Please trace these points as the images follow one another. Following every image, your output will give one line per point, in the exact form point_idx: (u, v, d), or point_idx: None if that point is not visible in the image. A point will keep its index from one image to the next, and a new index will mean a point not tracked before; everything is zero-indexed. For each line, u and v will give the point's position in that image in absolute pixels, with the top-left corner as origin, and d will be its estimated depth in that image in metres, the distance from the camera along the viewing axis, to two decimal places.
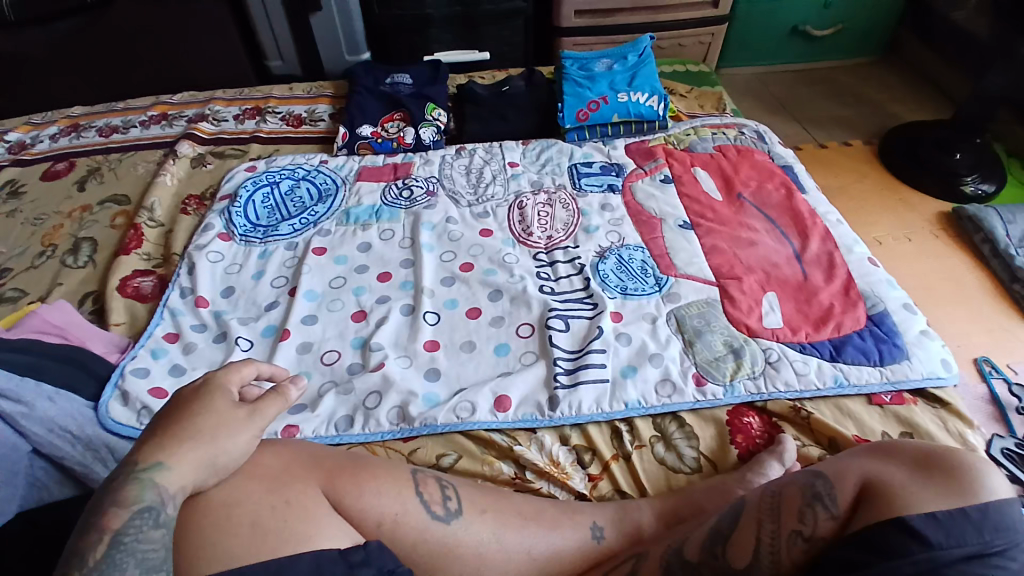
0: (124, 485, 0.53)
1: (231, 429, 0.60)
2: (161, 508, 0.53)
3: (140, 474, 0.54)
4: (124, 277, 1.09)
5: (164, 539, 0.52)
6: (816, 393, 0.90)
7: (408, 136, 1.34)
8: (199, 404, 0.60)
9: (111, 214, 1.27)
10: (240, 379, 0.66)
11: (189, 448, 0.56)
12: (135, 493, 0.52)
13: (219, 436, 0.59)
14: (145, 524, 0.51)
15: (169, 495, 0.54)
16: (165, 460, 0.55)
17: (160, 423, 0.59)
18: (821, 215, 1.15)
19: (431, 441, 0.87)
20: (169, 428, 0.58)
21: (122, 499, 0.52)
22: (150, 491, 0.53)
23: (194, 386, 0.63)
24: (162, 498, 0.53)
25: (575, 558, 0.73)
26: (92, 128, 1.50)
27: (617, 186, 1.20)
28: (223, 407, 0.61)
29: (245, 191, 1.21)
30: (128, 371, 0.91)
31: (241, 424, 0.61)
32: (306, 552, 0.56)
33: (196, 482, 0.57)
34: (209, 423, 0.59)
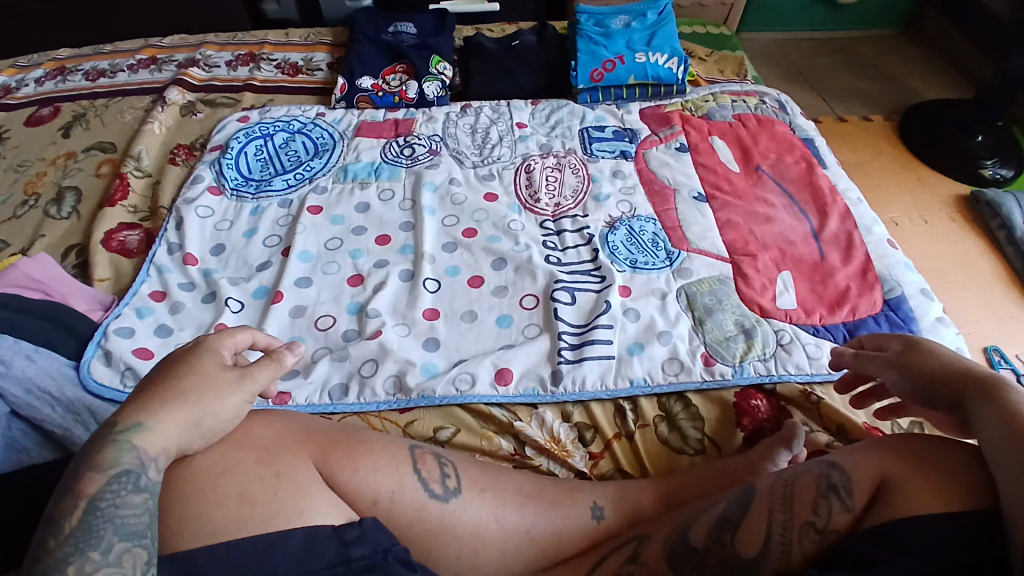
0: (101, 447, 0.49)
1: (222, 391, 0.57)
2: (140, 471, 0.49)
3: (117, 435, 0.50)
4: (109, 231, 1.03)
5: (146, 503, 0.48)
6: (828, 377, 0.87)
7: (411, 90, 1.27)
8: (185, 365, 0.57)
9: (96, 162, 1.20)
10: (234, 346, 0.62)
11: (172, 409, 0.53)
12: (112, 456, 0.49)
13: (206, 397, 0.55)
14: (123, 488, 0.48)
15: (150, 457, 0.50)
16: (145, 420, 0.52)
17: (144, 385, 0.56)
18: (840, 192, 1.11)
19: (428, 413, 0.84)
20: (153, 389, 0.55)
21: (99, 462, 0.48)
22: (128, 453, 0.49)
23: (185, 348, 0.60)
24: (142, 460, 0.50)
25: (574, 538, 0.71)
26: (78, 70, 1.41)
27: (629, 153, 1.15)
28: (211, 367, 0.58)
29: (237, 142, 1.15)
30: (111, 330, 0.87)
31: (231, 386, 0.57)
32: (297, 530, 0.53)
33: (181, 443, 0.53)
34: (195, 384, 0.56)
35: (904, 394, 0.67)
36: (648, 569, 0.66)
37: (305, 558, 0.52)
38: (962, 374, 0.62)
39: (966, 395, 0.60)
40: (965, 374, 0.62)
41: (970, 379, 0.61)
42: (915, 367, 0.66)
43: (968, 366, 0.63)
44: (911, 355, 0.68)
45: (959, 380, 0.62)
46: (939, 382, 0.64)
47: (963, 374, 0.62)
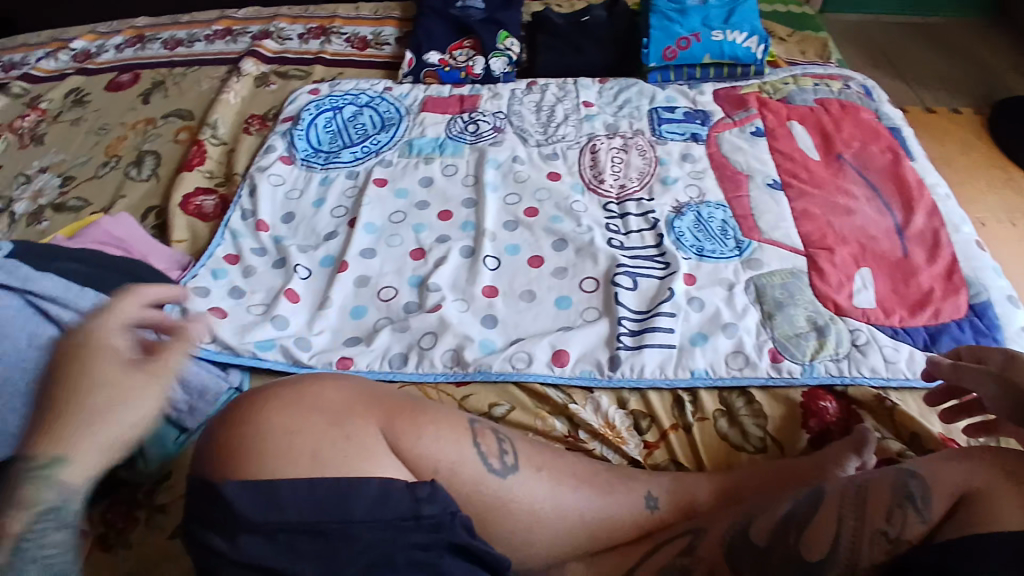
0: (19, 484, 0.49)
1: (132, 401, 0.54)
2: (66, 506, 0.50)
3: (35, 470, 0.49)
4: (186, 194, 1.07)
5: (69, 538, 0.50)
6: (904, 382, 0.82)
7: (477, 65, 1.26)
8: (74, 365, 0.54)
9: (174, 129, 1.25)
10: (119, 320, 0.59)
11: (76, 434, 0.51)
12: (33, 494, 0.48)
13: (115, 412, 0.53)
14: (48, 526, 0.49)
15: (74, 489, 0.50)
16: (59, 452, 0.50)
17: (51, 394, 0.53)
18: (928, 187, 1.03)
19: (484, 389, 0.84)
20: (53, 406, 0.52)
21: (20, 499, 0.48)
22: (51, 490, 0.49)
23: (70, 343, 0.56)
24: (67, 496, 0.50)
25: (627, 525, 0.70)
26: (157, 39, 1.47)
27: (701, 136, 1.10)
28: (110, 368, 0.54)
29: (308, 113, 1.17)
30: (188, 289, 0.91)
31: (139, 390, 0.54)
32: (370, 482, 0.54)
33: (103, 464, 0.53)
34: (103, 400, 0.53)
35: (1001, 411, 0.62)
36: (705, 562, 0.64)
37: (381, 507, 0.53)
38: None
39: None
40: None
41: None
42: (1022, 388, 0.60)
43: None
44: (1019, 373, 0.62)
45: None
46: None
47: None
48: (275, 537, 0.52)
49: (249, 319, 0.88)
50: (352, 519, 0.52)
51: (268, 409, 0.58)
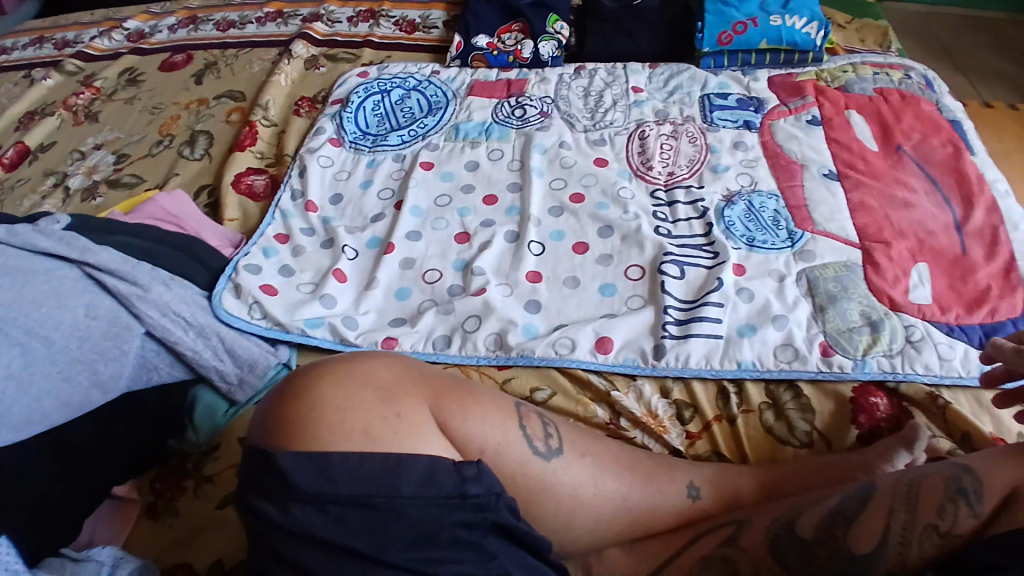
0: None
1: None
2: None
3: None
4: (238, 174, 1.10)
5: None
6: (959, 382, 0.80)
7: (525, 49, 1.25)
8: None
9: (226, 109, 1.28)
10: None
11: None
12: None
13: None
14: None
15: None
16: None
17: None
18: (990, 182, 0.99)
19: (526, 373, 0.85)
20: None
21: None
22: None
23: None
24: None
25: (668, 513, 0.71)
26: (209, 21, 1.50)
27: (754, 124, 1.08)
28: None
29: (357, 96, 1.18)
30: (241, 266, 0.93)
31: None
32: (421, 458, 0.56)
33: None
34: None
35: None
36: (747, 554, 0.64)
37: (429, 485, 0.55)
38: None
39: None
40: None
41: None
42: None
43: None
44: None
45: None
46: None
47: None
48: (327, 508, 0.54)
49: (299, 297, 0.91)
50: (402, 493, 0.54)
51: (324, 385, 0.59)
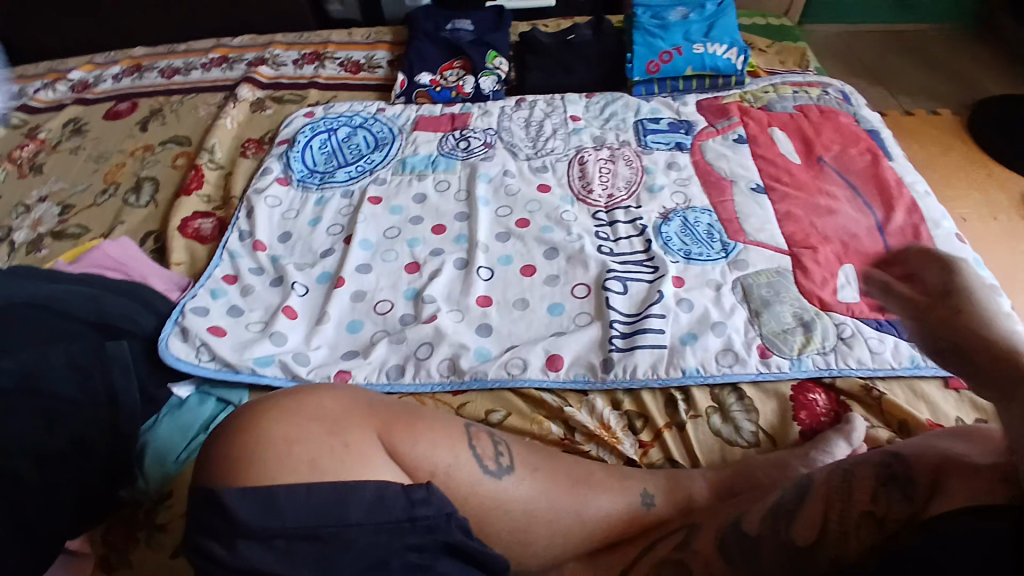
0: None
1: None
2: None
3: None
4: (185, 218, 1.10)
5: None
6: (890, 372, 0.84)
7: (467, 84, 1.30)
8: None
9: (172, 154, 1.29)
10: None
11: None
12: None
13: None
14: None
15: None
16: None
17: None
18: (907, 185, 1.06)
19: (480, 396, 0.86)
20: None
21: None
22: None
23: None
24: None
25: (624, 523, 0.72)
26: (154, 69, 1.51)
27: (685, 145, 1.14)
28: None
29: (304, 136, 1.20)
30: (188, 309, 0.92)
31: None
32: (368, 484, 0.56)
33: None
34: None
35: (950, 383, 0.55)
36: (699, 556, 0.66)
37: (376, 509, 0.55)
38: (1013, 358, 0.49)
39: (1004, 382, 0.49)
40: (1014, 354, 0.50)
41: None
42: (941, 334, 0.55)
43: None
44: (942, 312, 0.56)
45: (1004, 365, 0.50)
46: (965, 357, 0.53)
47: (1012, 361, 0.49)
48: (275, 542, 0.54)
49: (249, 336, 0.90)
50: (350, 521, 0.54)
51: (269, 418, 0.59)
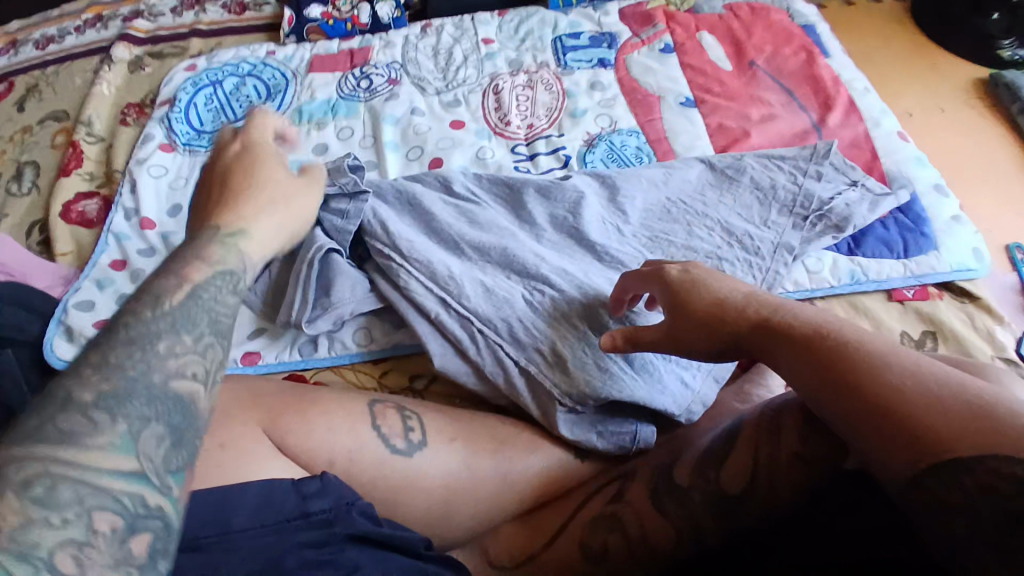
0: None
1: None
2: None
3: None
4: (65, 202, 0.97)
5: None
6: (830, 290, 0.81)
7: (365, 14, 1.15)
8: None
9: (51, 133, 1.09)
10: None
11: None
12: None
13: None
14: None
15: None
16: None
17: None
18: (845, 83, 1.00)
19: (402, 363, 0.81)
20: None
21: None
22: None
23: None
24: None
25: (556, 479, 0.69)
26: (29, 40, 1.24)
27: (608, 61, 1.05)
28: None
29: (186, 93, 1.07)
30: (72, 306, 0.83)
31: None
32: (250, 489, 0.52)
33: None
34: None
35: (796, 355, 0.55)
36: (631, 507, 0.63)
37: (260, 520, 0.51)
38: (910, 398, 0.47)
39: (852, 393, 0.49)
40: (865, 356, 0.51)
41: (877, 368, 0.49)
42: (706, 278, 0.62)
43: (885, 348, 0.51)
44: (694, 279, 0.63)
45: (854, 359, 0.51)
46: (707, 313, 0.60)
47: (914, 387, 0.47)
48: None
49: None
50: (234, 529, 0.50)
51: None
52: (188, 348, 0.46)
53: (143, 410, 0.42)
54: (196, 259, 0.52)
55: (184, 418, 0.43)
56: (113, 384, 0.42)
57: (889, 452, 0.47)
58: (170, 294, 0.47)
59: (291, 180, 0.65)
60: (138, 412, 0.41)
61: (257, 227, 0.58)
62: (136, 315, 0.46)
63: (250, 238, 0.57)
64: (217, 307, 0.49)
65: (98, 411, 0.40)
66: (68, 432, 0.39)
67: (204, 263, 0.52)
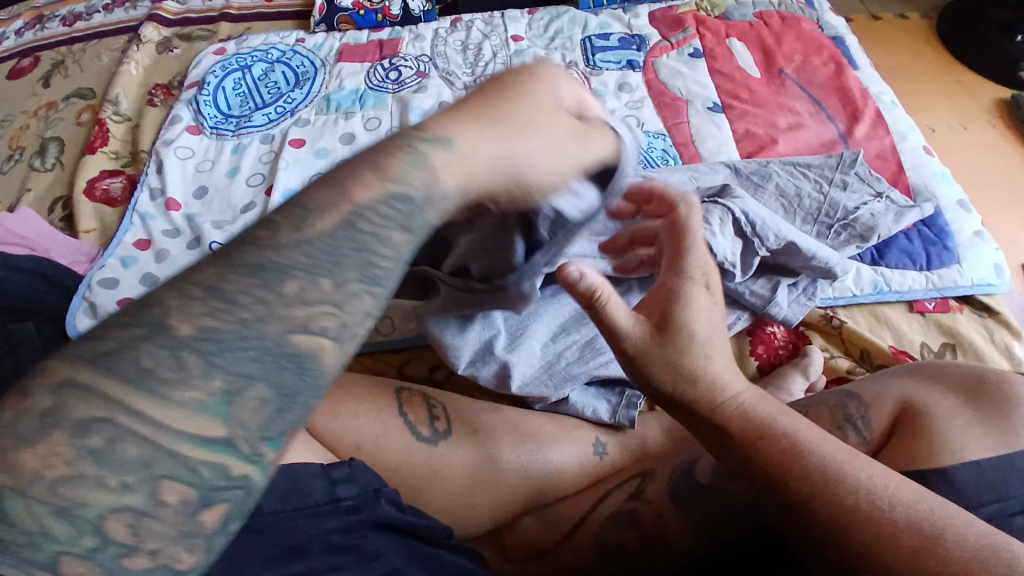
0: None
1: None
2: None
3: None
4: (91, 179, 0.97)
5: None
6: (852, 299, 0.81)
7: (395, 6, 1.15)
8: None
9: (77, 109, 1.09)
10: None
11: None
12: None
13: None
14: None
15: None
16: None
17: None
18: (873, 96, 1.00)
19: (424, 354, 0.81)
20: None
21: None
22: None
23: None
24: None
25: (575, 474, 0.69)
26: (55, 16, 1.25)
27: (638, 63, 1.05)
28: None
29: (215, 77, 1.08)
30: (94, 283, 0.83)
31: None
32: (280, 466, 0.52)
33: None
34: None
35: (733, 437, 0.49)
36: (651, 505, 0.64)
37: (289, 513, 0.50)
38: (889, 541, 0.43)
39: (776, 485, 0.47)
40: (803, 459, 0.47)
41: (828, 497, 0.45)
42: (687, 289, 0.48)
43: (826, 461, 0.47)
44: (680, 246, 0.50)
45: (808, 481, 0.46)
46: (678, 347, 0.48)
47: (862, 500, 0.45)
48: None
49: None
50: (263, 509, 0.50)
51: None
52: (352, 279, 0.38)
53: (247, 365, 0.34)
54: (371, 169, 0.41)
55: (302, 378, 0.35)
56: (250, 313, 0.35)
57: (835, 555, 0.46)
58: (324, 212, 0.39)
59: (552, 103, 0.51)
60: (237, 369, 0.34)
61: (457, 133, 0.45)
62: (277, 233, 0.38)
63: (443, 160, 0.43)
64: (372, 242, 0.39)
65: (194, 355, 0.33)
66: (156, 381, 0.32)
67: (379, 178, 0.41)
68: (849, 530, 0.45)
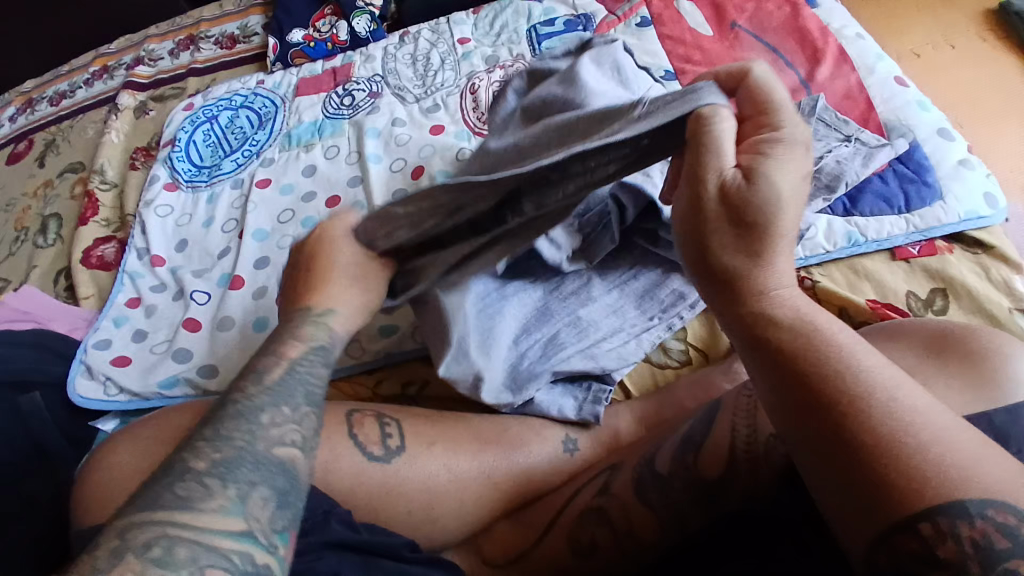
0: None
1: None
2: None
3: None
4: (86, 248, 1.04)
5: None
6: (825, 256, 0.76)
7: (342, 32, 1.18)
8: None
9: (71, 184, 1.17)
10: None
11: None
12: None
13: None
14: None
15: None
16: None
17: None
18: (836, 32, 0.94)
19: (395, 372, 0.82)
20: None
21: None
22: None
23: None
24: None
25: (546, 475, 0.69)
26: (44, 98, 1.34)
27: (584, 44, 1.02)
28: None
29: (185, 132, 1.12)
30: (92, 346, 0.89)
31: None
32: None
33: None
34: None
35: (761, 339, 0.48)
36: (617, 499, 0.62)
37: None
38: (904, 455, 0.40)
39: (808, 403, 0.44)
40: (840, 381, 0.43)
41: (845, 381, 0.43)
42: (771, 149, 0.48)
43: (849, 351, 0.45)
44: (765, 111, 0.50)
45: (831, 374, 0.44)
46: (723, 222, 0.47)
47: (899, 442, 0.41)
48: None
49: (153, 359, 0.87)
50: None
51: None
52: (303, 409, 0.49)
53: (249, 476, 0.43)
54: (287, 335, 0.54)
55: (288, 481, 0.45)
56: (240, 441, 0.44)
57: (825, 489, 0.44)
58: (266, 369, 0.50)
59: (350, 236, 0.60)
60: (242, 478, 0.43)
61: (344, 303, 0.58)
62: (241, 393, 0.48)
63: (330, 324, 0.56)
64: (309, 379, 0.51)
65: (208, 476, 0.42)
66: (181, 497, 0.40)
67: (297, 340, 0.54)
68: (885, 478, 0.40)
